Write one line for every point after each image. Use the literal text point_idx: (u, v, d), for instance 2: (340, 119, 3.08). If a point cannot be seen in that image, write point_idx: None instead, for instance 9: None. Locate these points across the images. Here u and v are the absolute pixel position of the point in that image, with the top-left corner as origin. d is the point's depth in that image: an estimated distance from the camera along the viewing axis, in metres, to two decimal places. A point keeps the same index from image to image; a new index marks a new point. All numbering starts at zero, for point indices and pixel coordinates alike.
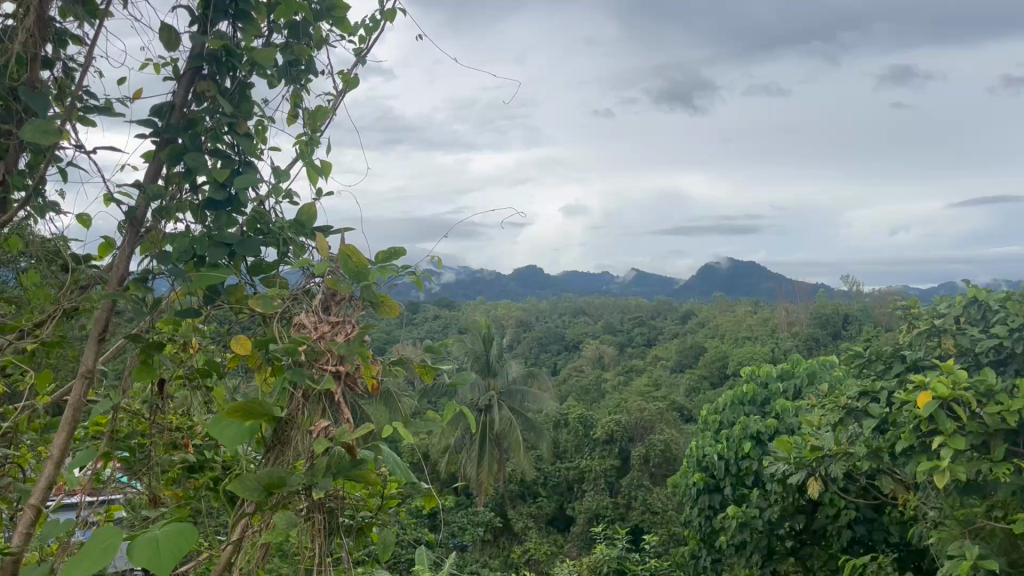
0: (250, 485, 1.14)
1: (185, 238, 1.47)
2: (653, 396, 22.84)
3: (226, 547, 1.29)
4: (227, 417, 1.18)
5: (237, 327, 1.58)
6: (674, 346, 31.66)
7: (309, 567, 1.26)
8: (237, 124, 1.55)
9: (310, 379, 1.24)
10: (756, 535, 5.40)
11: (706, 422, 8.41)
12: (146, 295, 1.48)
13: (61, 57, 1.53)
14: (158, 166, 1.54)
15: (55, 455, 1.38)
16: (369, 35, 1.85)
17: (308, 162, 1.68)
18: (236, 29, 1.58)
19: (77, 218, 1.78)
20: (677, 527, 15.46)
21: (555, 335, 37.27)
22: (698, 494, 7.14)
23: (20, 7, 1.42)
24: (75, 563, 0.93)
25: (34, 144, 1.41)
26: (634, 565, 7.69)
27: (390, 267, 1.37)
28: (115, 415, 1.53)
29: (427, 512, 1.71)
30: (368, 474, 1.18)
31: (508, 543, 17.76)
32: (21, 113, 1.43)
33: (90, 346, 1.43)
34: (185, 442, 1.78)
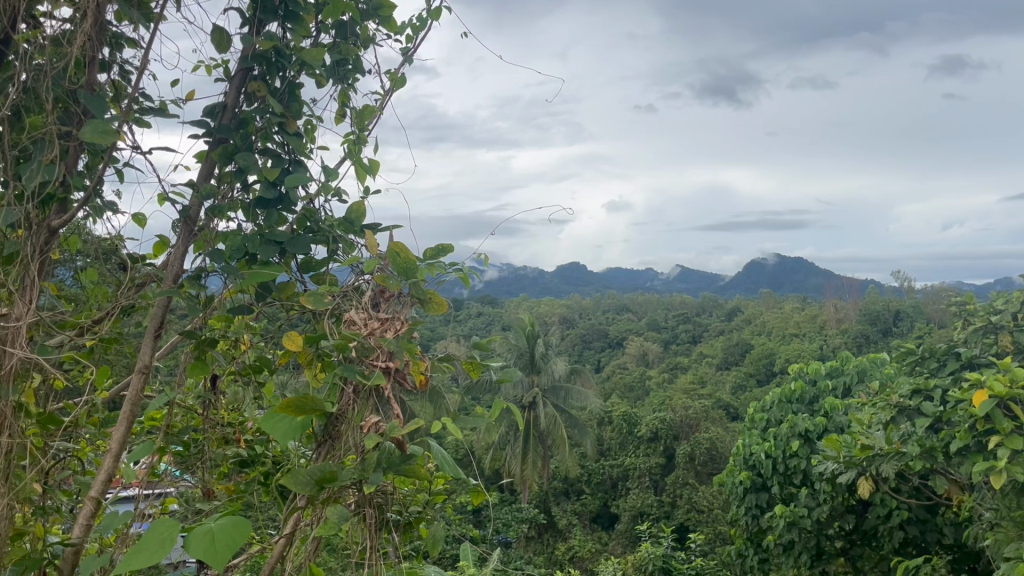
0: (302, 478, 1.15)
1: (237, 237, 1.50)
2: (699, 395, 22.66)
3: (278, 540, 1.31)
4: (278, 412, 1.20)
5: (287, 324, 1.61)
6: (720, 343, 31.31)
7: (361, 561, 1.27)
8: (286, 124, 1.57)
9: (361, 375, 1.25)
10: (805, 535, 5.32)
11: (753, 420, 8.29)
12: (199, 292, 1.50)
13: (117, 60, 1.56)
14: (210, 166, 1.57)
15: (115, 449, 1.41)
16: (415, 34, 1.86)
17: (355, 161, 1.69)
18: (285, 30, 1.61)
19: (132, 218, 1.82)
20: (723, 526, 15.33)
21: (598, 332, 37.11)
22: (744, 492, 7.04)
23: (78, 12, 1.45)
24: (136, 553, 0.97)
25: (93, 146, 1.44)
26: (680, 564, 7.61)
27: (438, 264, 1.38)
28: (171, 409, 1.57)
29: (473, 508, 1.71)
30: (417, 469, 1.18)
31: (553, 539, 17.71)
32: (80, 115, 1.45)
33: (147, 341, 1.46)
34: (236, 437, 1.79)
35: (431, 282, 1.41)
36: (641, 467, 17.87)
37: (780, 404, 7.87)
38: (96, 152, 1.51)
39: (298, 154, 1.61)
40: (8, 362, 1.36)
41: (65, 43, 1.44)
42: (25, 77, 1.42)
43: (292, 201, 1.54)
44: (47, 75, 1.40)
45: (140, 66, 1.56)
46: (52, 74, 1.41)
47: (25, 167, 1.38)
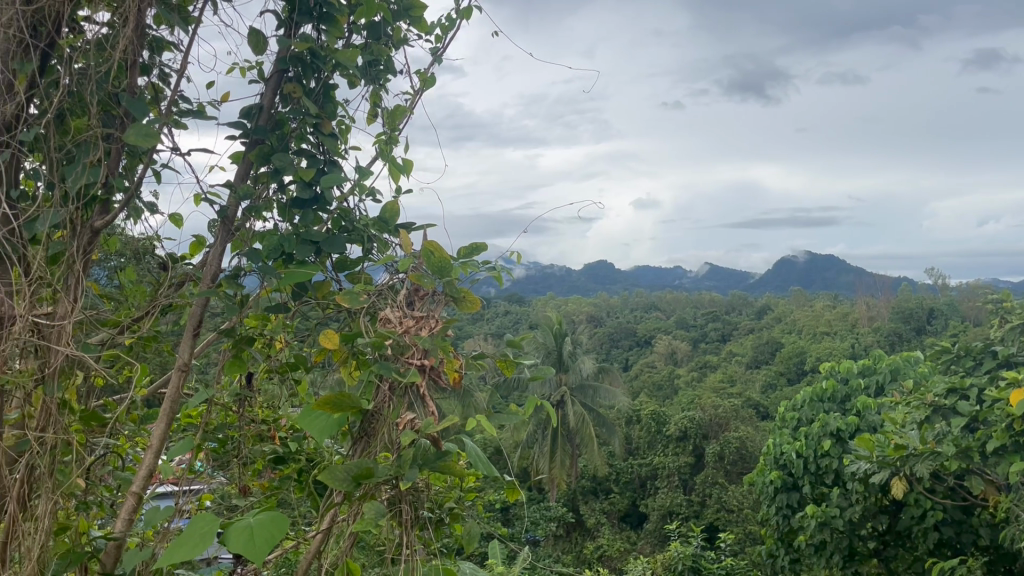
0: (339, 475, 1.17)
1: (274, 237, 1.51)
2: (729, 393, 22.51)
3: (315, 535, 1.34)
4: (315, 409, 1.22)
5: (324, 321, 1.63)
6: (750, 342, 31.06)
7: (396, 557, 1.29)
8: (321, 125, 1.59)
9: (396, 372, 1.27)
10: (837, 535, 5.28)
11: (784, 418, 8.22)
12: (236, 291, 1.52)
13: (156, 63, 1.58)
14: (247, 167, 1.59)
15: (155, 444, 1.44)
16: (445, 34, 1.87)
17: (389, 161, 1.71)
18: (320, 32, 1.62)
19: (169, 218, 1.85)
20: (754, 526, 15.23)
21: (627, 330, 36.98)
22: (775, 492, 6.99)
23: (121, 16, 1.47)
24: (177, 546, 1.00)
25: (134, 147, 1.46)
26: (710, 564, 7.58)
27: (472, 262, 1.37)
28: (208, 407, 1.60)
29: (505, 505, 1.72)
30: (453, 466, 1.19)
31: (582, 538, 17.70)
32: (122, 118, 1.48)
33: (186, 339, 1.48)
34: (271, 435, 1.81)
35: (465, 281, 1.42)
36: (670, 465, 17.81)
37: (811, 402, 7.80)
38: (137, 154, 1.53)
39: (333, 154, 1.63)
40: (54, 360, 1.39)
41: (108, 48, 1.46)
42: (69, 81, 1.45)
43: (327, 201, 1.55)
44: (91, 78, 1.43)
45: (179, 69, 1.58)
46: (96, 78, 1.44)
47: (70, 169, 1.41)
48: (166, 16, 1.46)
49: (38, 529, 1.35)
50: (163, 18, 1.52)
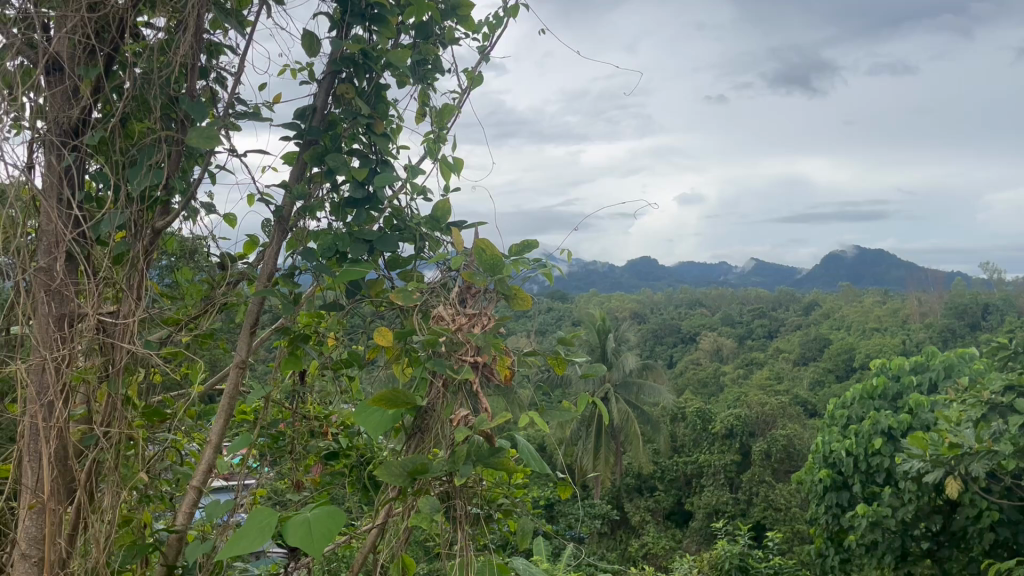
0: (395, 470, 1.20)
1: (328, 235, 1.55)
2: (776, 390, 22.19)
3: (371, 530, 1.37)
4: (371, 405, 1.25)
5: (377, 319, 1.65)
6: (797, 338, 30.60)
7: (450, 551, 1.31)
8: (373, 125, 1.61)
9: (449, 369, 1.28)
10: (888, 535, 5.20)
11: (834, 416, 8.08)
12: (291, 289, 1.58)
13: (213, 66, 1.62)
14: (301, 168, 1.61)
15: (214, 440, 1.48)
16: (492, 31, 1.88)
17: (439, 160, 1.73)
18: (371, 32, 1.64)
19: (224, 218, 1.89)
20: (802, 526, 15.03)
21: (671, 327, 36.71)
22: (824, 490, 6.88)
23: (181, 21, 1.51)
24: (236, 541, 1.05)
25: (194, 149, 1.50)
26: (758, 563, 7.49)
27: (523, 260, 1.40)
28: (265, 404, 1.66)
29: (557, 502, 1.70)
30: (506, 462, 1.21)
31: (627, 536, 17.64)
32: (183, 120, 1.52)
33: (244, 337, 1.52)
34: (323, 431, 1.81)
35: (517, 279, 1.43)
36: (716, 463, 17.64)
37: (861, 400, 7.64)
38: (195, 155, 1.57)
39: (385, 154, 1.64)
40: (118, 358, 1.42)
41: (170, 52, 1.50)
42: (132, 86, 1.49)
43: (380, 201, 1.57)
44: (154, 83, 1.47)
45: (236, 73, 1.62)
46: (158, 82, 1.48)
47: (133, 172, 1.45)
48: (224, 21, 1.49)
49: (106, 521, 1.39)
50: (221, 22, 1.56)
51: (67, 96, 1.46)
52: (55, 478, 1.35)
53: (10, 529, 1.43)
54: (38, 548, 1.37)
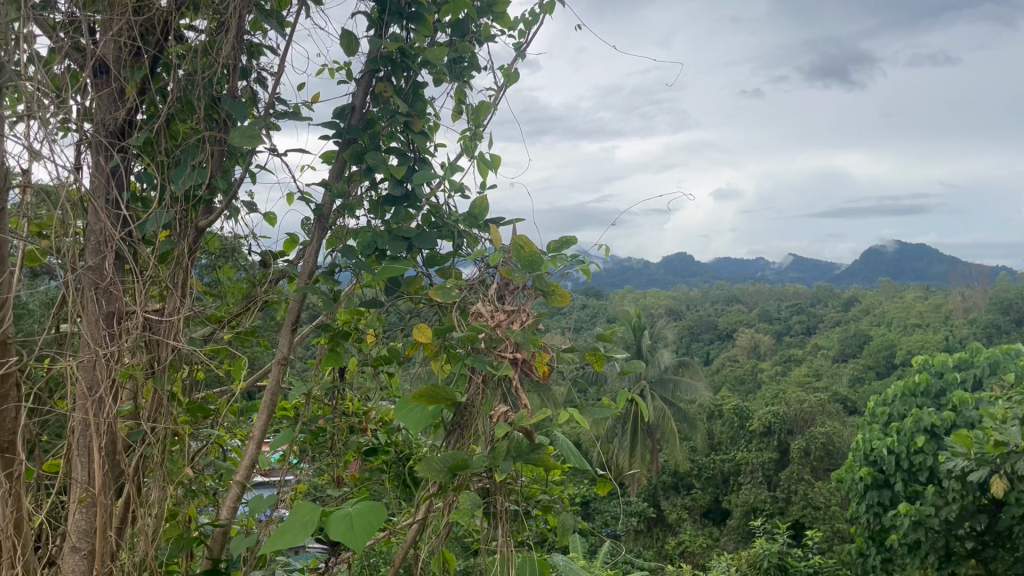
0: (434, 465, 1.21)
1: (368, 233, 1.56)
2: (814, 388, 21.90)
3: (412, 525, 1.38)
4: (411, 401, 1.27)
5: (416, 317, 1.65)
6: (837, 335, 30.16)
7: (491, 546, 1.31)
8: (412, 123, 1.62)
9: (489, 366, 1.29)
10: (932, 535, 5.13)
11: (875, 414, 7.95)
12: (332, 287, 1.57)
13: (253, 66, 1.64)
14: (341, 166, 1.63)
15: (257, 435, 1.50)
16: (528, 28, 1.88)
17: (476, 157, 1.74)
18: (409, 31, 1.65)
19: (264, 216, 1.91)
20: (842, 524, 14.86)
21: (708, 324, 36.40)
22: (865, 489, 6.78)
23: (222, 22, 1.53)
24: (279, 535, 1.07)
25: (237, 148, 1.52)
26: (797, 562, 7.41)
27: (561, 257, 1.41)
28: (308, 400, 1.68)
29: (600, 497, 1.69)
30: (546, 458, 1.21)
31: (663, 533, 17.55)
32: (225, 120, 1.55)
33: (286, 334, 1.54)
34: (362, 426, 1.83)
35: (555, 275, 1.43)
36: (754, 461, 17.47)
37: (903, 397, 7.53)
38: (236, 155, 1.59)
39: (423, 152, 1.65)
40: (164, 355, 1.44)
41: (212, 52, 1.52)
42: (176, 87, 1.52)
43: (418, 198, 1.57)
44: (197, 84, 1.49)
45: (276, 72, 1.64)
46: (201, 83, 1.50)
47: (178, 172, 1.48)
48: (265, 22, 1.51)
49: (152, 514, 1.42)
50: (261, 23, 1.58)
51: (113, 98, 1.49)
52: (106, 473, 1.37)
53: (58, 522, 1.46)
54: (88, 541, 1.40)
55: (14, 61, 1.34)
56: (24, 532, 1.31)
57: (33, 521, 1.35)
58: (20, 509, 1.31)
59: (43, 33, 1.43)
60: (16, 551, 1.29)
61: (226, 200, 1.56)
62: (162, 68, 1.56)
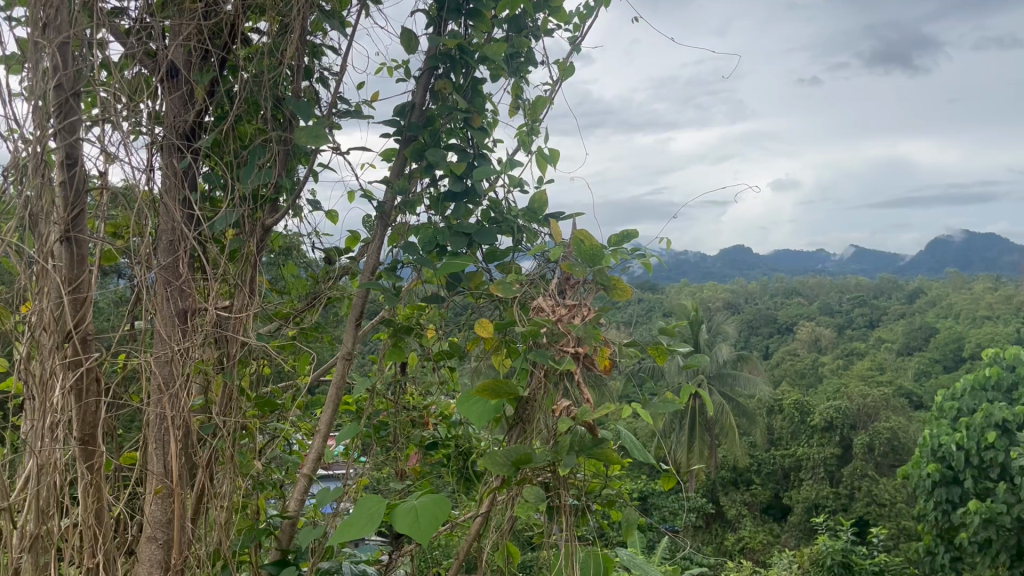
0: (498, 460, 1.22)
1: (429, 230, 1.58)
2: (879, 381, 21.40)
3: (476, 519, 1.40)
4: (474, 394, 1.28)
5: (478, 311, 1.66)
6: (902, 328, 29.42)
7: (555, 540, 1.32)
8: (471, 119, 1.63)
9: (552, 360, 1.30)
10: (1003, 532, 5.49)
11: (943, 408, 7.74)
12: (394, 282, 1.59)
13: (315, 67, 1.67)
14: (402, 164, 1.66)
15: (323, 429, 1.55)
16: (583, 21, 1.87)
17: (535, 152, 1.75)
18: (468, 27, 1.66)
19: (326, 214, 1.95)
20: (909, 521, 14.57)
21: (767, 317, 35.80)
22: (932, 486, 6.62)
23: (286, 24, 1.56)
24: (346, 527, 1.10)
25: (301, 147, 1.56)
26: (862, 560, 7.26)
27: (622, 251, 1.40)
28: (371, 394, 1.71)
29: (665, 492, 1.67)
30: (610, 453, 1.21)
31: (723, 529, 17.35)
32: (289, 120, 1.58)
33: (351, 330, 1.59)
34: (423, 420, 1.85)
35: (615, 269, 1.44)
36: (815, 457, 17.17)
37: (971, 391, 7.30)
38: (299, 154, 1.62)
39: (482, 148, 1.66)
40: (234, 351, 1.49)
41: (277, 53, 1.55)
42: (243, 89, 1.55)
43: (478, 194, 1.59)
44: (264, 85, 1.53)
45: (337, 73, 1.67)
46: (266, 84, 1.54)
47: (247, 172, 1.51)
48: (327, 22, 1.54)
49: (224, 507, 1.46)
50: (322, 24, 1.60)
51: (184, 100, 1.53)
52: (183, 465, 1.41)
53: (135, 512, 1.50)
54: (164, 531, 1.45)
55: (89, 67, 1.38)
56: (105, 522, 1.36)
57: (113, 511, 1.40)
58: (101, 500, 1.35)
59: (116, 38, 1.47)
60: (98, 540, 1.34)
61: (291, 199, 1.59)
62: (229, 70, 1.61)
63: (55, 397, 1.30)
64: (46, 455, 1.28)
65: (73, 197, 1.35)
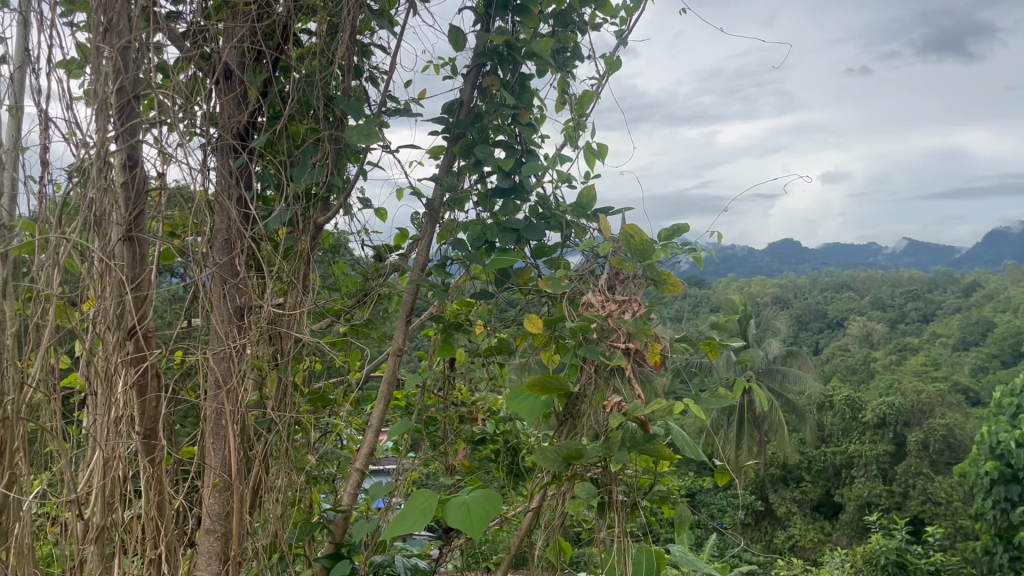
0: (549, 456, 1.22)
1: (478, 225, 1.58)
2: (933, 377, 20.89)
3: (527, 513, 1.40)
4: (524, 390, 1.30)
5: (527, 307, 1.68)
6: (957, 323, 28.71)
7: (607, 536, 1.32)
8: (519, 115, 1.62)
9: (602, 356, 1.30)
10: None
11: (1001, 404, 7.53)
12: (444, 279, 1.62)
13: (364, 66, 1.69)
14: (451, 160, 1.67)
15: (375, 424, 1.59)
16: (630, 14, 1.86)
17: (584, 147, 1.74)
18: (515, 23, 1.66)
19: (376, 212, 1.97)
20: (966, 521, 14.30)
21: (817, 312, 35.18)
22: (990, 483, 6.47)
23: (336, 25, 1.58)
24: (400, 522, 1.12)
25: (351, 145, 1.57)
26: (918, 559, 7.11)
27: (671, 246, 1.41)
28: (422, 390, 1.72)
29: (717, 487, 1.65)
30: (662, 449, 1.21)
31: (772, 527, 17.13)
32: (340, 118, 1.60)
33: (401, 326, 1.61)
34: (472, 416, 1.86)
35: (665, 263, 1.43)
36: (868, 454, 16.87)
37: None
38: (349, 153, 1.64)
39: (530, 144, 1.66)
40: (288, 347, 1.51)
41: (327, 54, 1.58)
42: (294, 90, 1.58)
43: (527, 190, 1.59)
44: (315, 85, 1.55)
45: (386, 72, 1.68)
46: (317, 84, 1.56)
47: (300, 171, 1.54)
48: (376, 21, 1.55)
49: (280, 500, 1.48)
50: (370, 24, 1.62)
51: (237, 101, 1.56)
52: (241, 459, 1.44)
53: (193, 505, 1.54)
54: (223, 524, 1.48)
55: (147, 71, 1.42)
56: (167, 514, 1.39)
57: (174, 503, 1.43)
58: (162, 492, 1.38)
59: (172, 41, 1.50)
60: (160, 531, 1.38)
61: (342, 197, 1.62)
62: (281, 70, 1.63)
63: (117, 392, 1.33)
64: (110, 449, 1.31)
65: (134, 198, 1.40)
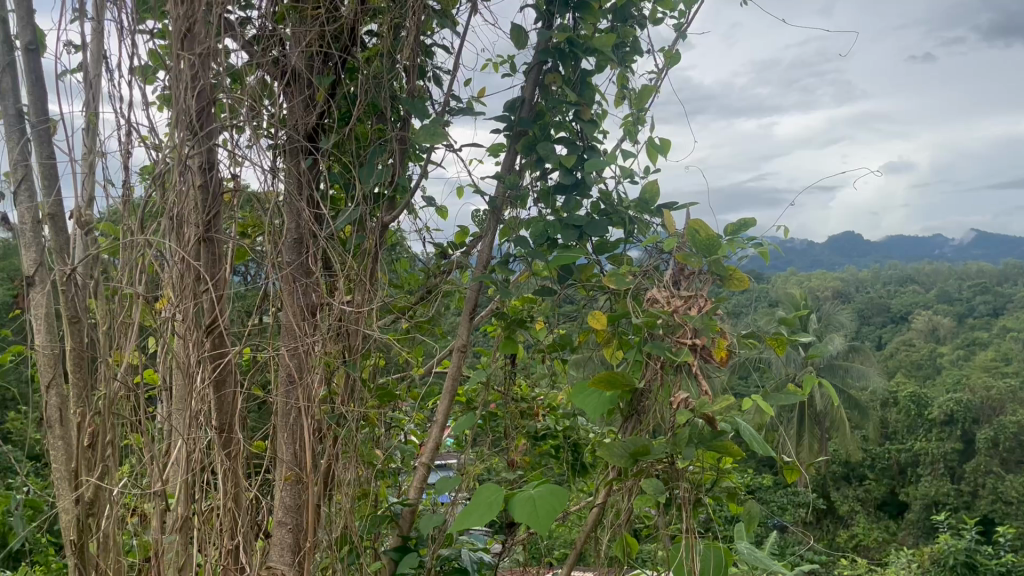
0: (615, 450, 1.23)
1: (540, 222, 1.59)
2: (1004, 373, 20.23)
3: (593, 509, 1.41)
4: (589, 386, 1.30)
5: (588, 303, 1.68)
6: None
7: (673, 532, 1.32)
8: (580, 111, 1.63)
9: (669, 352, 1.29)
10: None
11: None
12: (507, 276, 1.62)
13: (426, 65, 1.71)
14: (513, 157, 1.68)
15: (440, 419, 1.61)
16: (690, 6, 1.84)
17: (646, 142, 1.74)
18: (576, 19, 1.66)
19: (436, 210, 1.99)
20: None
21: (880, 306, 34.34)
22: None
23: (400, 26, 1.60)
24: (467, 515, 1.14)
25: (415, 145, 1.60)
26: (987, 560, 6.92)
27: (738, 240, 1.38)
28: (485, 386, 1.74)
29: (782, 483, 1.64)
30: (730, 446, 1.20)
31: (834, 525, 16.80)
32: (404, 117, 1.62)
33: (465, 322, 1.64)
34: (534, 411, 1.88)
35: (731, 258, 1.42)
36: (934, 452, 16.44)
37: None
38: (413, 152, 1.66)
39: (592, 141, 1.66)
40: (356, 344, 1.54)
41: (391, 54, 1.60)
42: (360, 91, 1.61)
43: (588, 186, 1.59)
44: (381, 85, 1.57)
45: (448, 70, 1.70)
46: (382, 85, 1.59)
47: (366, 171, 1.57)
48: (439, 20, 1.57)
49: (350, 494, 1.51)
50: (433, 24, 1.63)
51: (305, 103, 1.59)
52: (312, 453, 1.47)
53: (266, 497, 1.58)
54: (293, 516, 1.54)
55: (221, 76, 1.45)
56: (243, 507, 1.43)
57: (249, 495, 1.47)
58: (238, 485, 1.42)
59: (243, 47, 1.54)
60: (236, 523, 1.41)
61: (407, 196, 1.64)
62: (348, 72, 1.66)
63: (196, 387, 1.37)
64: (190, 443, 1.35)
65: (209, 200, 1.44)
